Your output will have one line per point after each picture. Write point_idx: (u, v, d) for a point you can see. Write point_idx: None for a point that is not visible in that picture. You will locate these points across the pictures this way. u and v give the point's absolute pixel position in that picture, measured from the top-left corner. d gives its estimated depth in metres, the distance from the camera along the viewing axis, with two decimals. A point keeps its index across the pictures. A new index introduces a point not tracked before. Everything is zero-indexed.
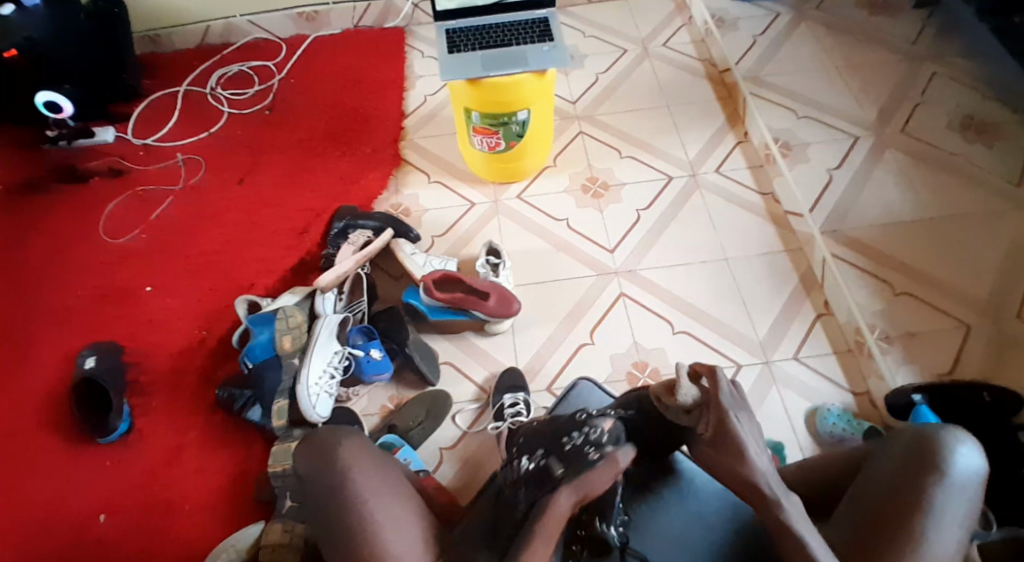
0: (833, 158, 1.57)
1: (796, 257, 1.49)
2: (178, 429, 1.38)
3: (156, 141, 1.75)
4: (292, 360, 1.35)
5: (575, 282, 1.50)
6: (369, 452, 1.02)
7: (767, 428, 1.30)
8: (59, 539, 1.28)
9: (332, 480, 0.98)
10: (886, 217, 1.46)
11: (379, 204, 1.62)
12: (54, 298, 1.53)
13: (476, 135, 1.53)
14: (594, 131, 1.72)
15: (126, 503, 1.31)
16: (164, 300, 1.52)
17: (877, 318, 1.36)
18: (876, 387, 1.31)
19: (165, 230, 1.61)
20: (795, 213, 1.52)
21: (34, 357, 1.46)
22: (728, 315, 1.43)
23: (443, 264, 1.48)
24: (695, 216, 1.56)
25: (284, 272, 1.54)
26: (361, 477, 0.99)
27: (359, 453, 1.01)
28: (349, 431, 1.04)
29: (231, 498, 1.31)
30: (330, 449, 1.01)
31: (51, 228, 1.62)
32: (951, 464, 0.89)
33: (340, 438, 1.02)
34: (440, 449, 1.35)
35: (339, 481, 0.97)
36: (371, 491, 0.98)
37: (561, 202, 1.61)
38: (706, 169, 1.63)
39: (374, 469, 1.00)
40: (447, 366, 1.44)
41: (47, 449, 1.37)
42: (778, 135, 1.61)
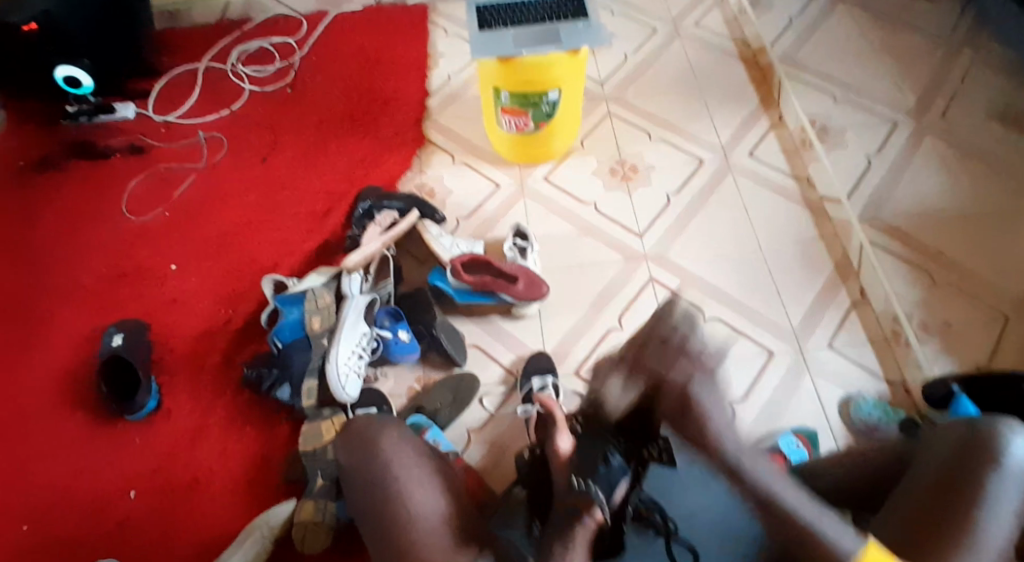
0: (871, 142, 1.56)
1: (831, 243, 1.48)
2: (204, 407, 1.38)
3: (176, 118, 1.73)
4: (321, 340, 1.36)
5: (603, 267, 1.48)
6: (407, 442, 1.05)
7: (800, 416, 1.31)
8: (87, 516, 1.28)
9: (371, 467, 1.01)
10: (920, 206, 1.46)
11: (404, 184, 1.60)
12: (76, 276, 1.52)
13: (505, 116, 1.51)
14: (623, 113, 1.69)
15: (154, 480, 1.31)
16: (189, 279, 1.51)
17: (916, 307, 1.36)
18: (912, 375, 1.32)
19: (188, 209, 1.60)
20: (832, 199, 1.51)
21: (60, 334, 1.46)
22: (761, 303, 1.42)
23: (470, 247, 1.47)
24: (726, 202, 1.55)
25: (308, 252, 1.52)
26: (398, 470, 1.00)
27: (398, 442, 1.04)
28: (386, 421, 1.07)
29: (259, 477, 1.31)
30: (371, 438, 1.04)
31: (73, 205, 1.61)
32: (1006, 453, 0.89)
33: (377, 429, 1.05)
34: (469, 431, 1.35)
35: (374, 475, 1.00)
36: (406, 476, 1.00)
37: (589, 185, 1.58)
38: (739, 153, 1.61)
39: (409, 462, 1.02)
40: (473, 349, 1.43)
41: (74, 427, 1.37)
42: (813, 117, 1.61)
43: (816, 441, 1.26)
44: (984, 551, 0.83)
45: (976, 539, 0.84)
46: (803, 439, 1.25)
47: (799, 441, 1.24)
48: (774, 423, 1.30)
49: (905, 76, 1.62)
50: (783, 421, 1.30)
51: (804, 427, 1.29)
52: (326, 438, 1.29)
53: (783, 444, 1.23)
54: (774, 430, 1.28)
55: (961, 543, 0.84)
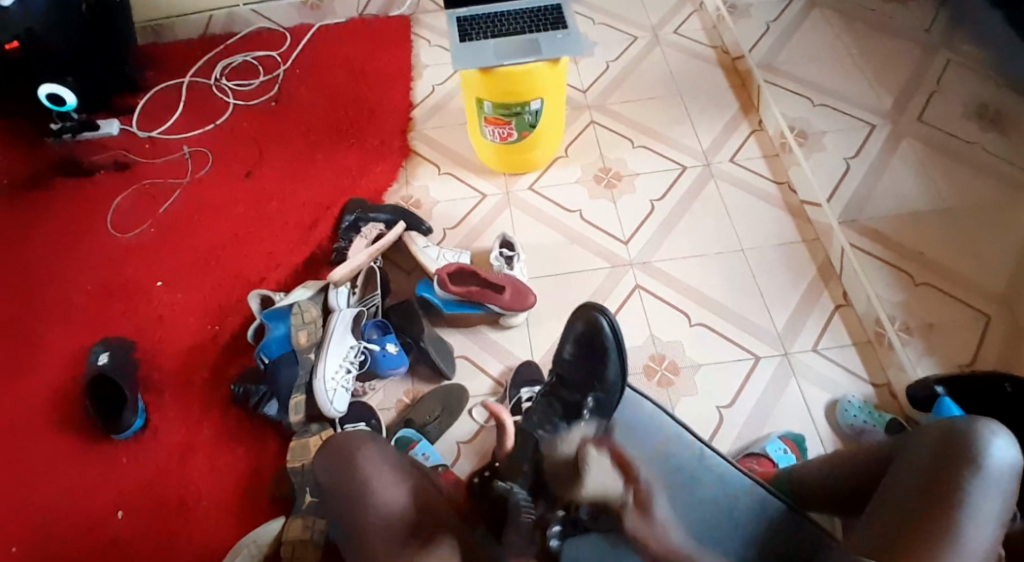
0: (849, 147, 1.56)
1: (813, 247, 1.52)
2: (193, 424, 1.37)
3: (161, 133, 1.72)
4: (308, 355, 1.37)
5: (589, 274, 1.49)
6: (385, 453, 1.04)
7: (788, 421, 1.32)
8: (76, 536, 1.27)
9: (351, 484, 1.00)
10: (900, 207, 1.45)
11: (389, 196, 1.60)
12: (59, 294, 1.51)
13: (488, 126, 1.51)
14: (606, 120, 1.70)
15: (143, 500, 1.30)
16: (174, 296, 1.50)
17: (897, 309, 1.38)
18: (895, 378, 1.35)
19: (172, 225, 1.59)
20: (813, 203, 1.54)
21: (45, 352, 1.45)
22: (746, 307, 1.44)
23: (457, 257, 1.47)
24: (710, 206, 1.56)
25: (295, 266, 1.52)
26: (374, 485, 1.00)
27: (376, 457, 1.03)
28: (364, 434, 1.05)
29: (249, 493, 1.31)
30: (348, 453, 1.03)
31: (55, 223, 1.59)
32: (985, 456, 0.90)
33: (356, 443, 1.04)
34: (457, 443, 1.35)
35: (355, 491, 0.99)
36: (387, 491, 1.00)
37: (574, 193, 1.59)
38: (722, 159, 1.63)
39: (387, 475, 1.01)
40: (462, 360, 1.43)
41: (61, 447, 1.35)
42: (794, 123, 1.63)
43: (804, 446, 1.28)
44: (967, 554, 0.85)
45: (959, 543, 0.85)
46: (790, 444, 1.27)
47: (787, 447, 1.26)
48: (759, 432, 1.31)
49: (883, 80, 1.55)
50: (767, 429, 1.31)
51: (791, 431, 1.30)
52: (313, 452, 1.29)
53: (770, 450, 1.25)
54: (762, 436, 1.30)
55: (943, 547, 0.85)
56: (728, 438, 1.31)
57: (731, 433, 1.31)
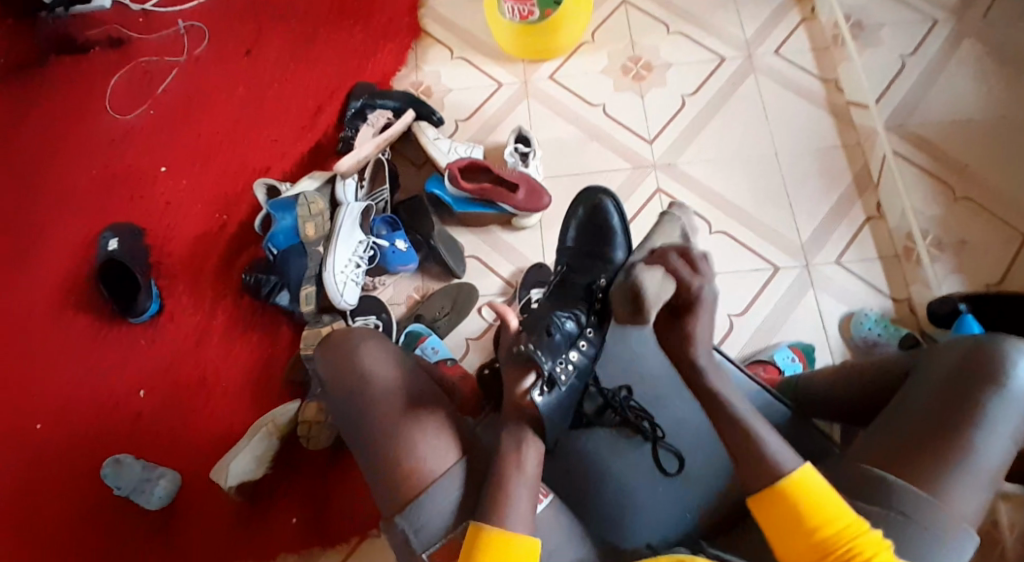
0: (906, 42, 1.42)
1: (853, 153, 1.40)
2: (205, 311, 1.39)
3: (154, 7, 1.61)
4: (317, 248, 1.34)
5: (609, 174, 1.41)
6: (385, 350, 1.02)
7: (799, 331, 1.30)
8: (99, 414, 1.33)
9: (348, 382, 0.98)
10: (953, 111, 1.34)
11: (399, 81, 1.51)
12: (68, 175, 1.49)
13: (507, 3, 1.38)
14: (639, 1, 1.54)
15: (160, 383, 1.35)
16: (181, 181, 1.47)
17: (931, 223, 1.30)
18: (918, 294, 1.29)
19: (175, 106, 1.53)
20: (859, 104, 1.41)
21: (57, 236, 1.45)
22: (771, 216, 1.37)
23: (469, 152, 1.39)
24: (744, 103, 1.44)
25: (302, 155, 1.46)
26: (372, 386, 0.97)
27: (377, 352, 1.01)
28: (364, 333, 1.04)
29: (263, 377, 1.34)
30: (349, 347, 1.01)
31: (58, 100, 1.54)
32: (1010, 374, 0.87)
33: (357, 339, 1.02)
34: (467, 339, 1.36)
35: (352, 386, 0.98)
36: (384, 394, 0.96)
37: (598, 84, 1.48)
38: (765, 50, 1.48)
39: (387, 376, 0.99)
40: (472, 261, 1.40)
41: (79, 331, 1.39)
42: (850, 12, 1.45)
43: (812, 356, 1.26)
44: (976, 472, 0.83)
45: (971, 460, 0.83)
46: (799, 352, 1.25)
47: (795, 355, 1.24)
48: (768, 340, 1.29)
49: None
50: (778, 336, 1.29)
51: (801, 341, 1.28)
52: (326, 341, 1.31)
53: (778, 358, 1.23)
54: (771, 345, 1.28)
55: (954, 462, 0.83)
56: (739, 342, 1.29)
57: (742, 346, 1.29)
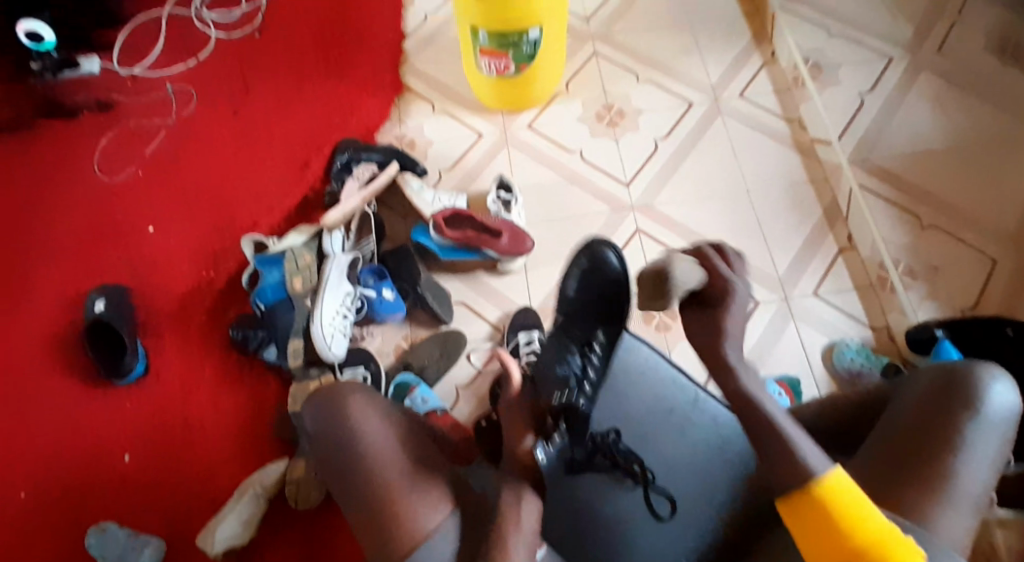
0: (865, 80, 1.50)
1: (821, 188, 1.46)
2: (193, 369, 1.38)
3: (143, 70, 1.65)
4: (304, 301, 1.35)
5: (589, 217, 1.45)
6: (373, 405, 1.03)
7: (783, 362, 1.32)
8: (85, 477, 1.31)
9: (340, 436, 0.98)
10: (913, 144, 1.41)
11: (383, 136, 1.54)
12: (52, 238, 1.49)
13: (484, 59, 1.44)
14: (610, 52, 1.61)
15: (148, 443, 1.33)
16: (167, 240, 1.48)
17: (902, 252, 1.36)
18: (896, 322, 1.33)
19: (160, 166, 1.55)
20: (822, 140, 1.47)
21: (41, 299, 1.44)
22: (749, 250, 1.41)
23: (452, 201, 1.43)
24: (715, 144, 1.50)
25: (288, 209, 1.49)
26: (366, 445, 0.97)
27: (367, 408, 1.02)
28: (353, 386, 1.04)
29: (252, 434, 1.33)
30: (339, 401, 1.01)
31: (42, 164, 1.55)
32: (984, 401, 0.90)
33: (347, 391, 1.03)
34: (457, 387, 1.37)
35: (344, 436, 0.98)
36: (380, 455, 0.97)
37: (575, 131, 1.53)
38: (730, 93, 1.55)
39: (379, 433, 0.99)
40: (459, 306, 1.42)
41: (65, 394, 1.37)
42: (808, 56, 1.53)
43: (798, 390, 1.27)
44: (958, 498, 0.86)
45: (951, 487, 0.86)
46: (786, 387, 1.26)
47: (782, 391, 1.25)
48: None
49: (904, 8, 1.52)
50: (762, 371, 1.31)
51: (787, 374, 1.30)
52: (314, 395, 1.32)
53: (763, 391, 1.25)
54: (756, 379, 1.30)
55: (937, 489, 0.85)
56: (724, 378, 1.31)
57: None
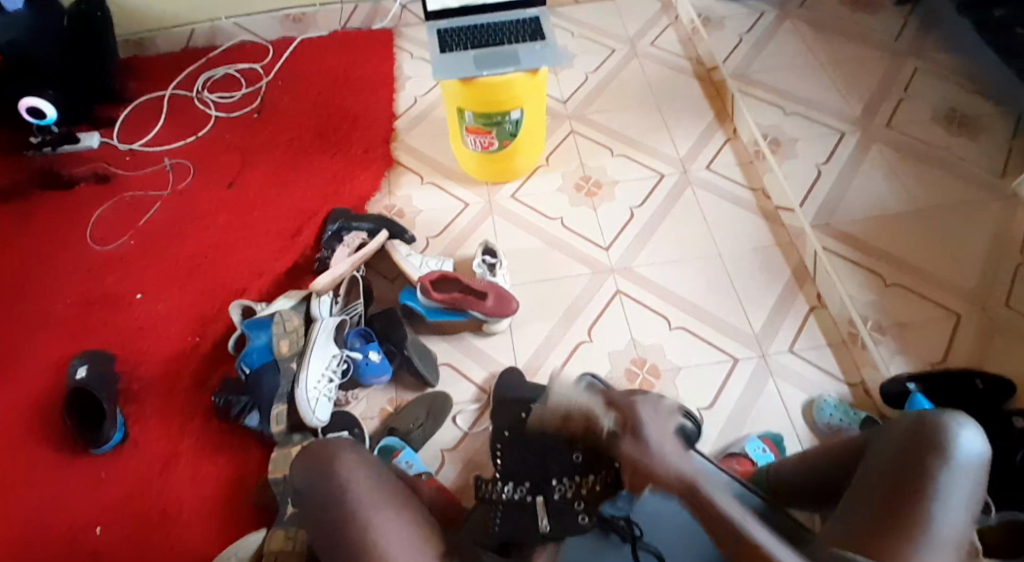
0: (821, 154, 1.61)
1: (788, 251, 1.52)
2: (173, 436, 1.36)
3: (142, 145, 1.71)
4: (290, 364, 1.36)
5: (572, 280, 1.50)
6: (363, 462, 1.00)
7: (766, 420, 1.34)
8: (53, 550, 1.25)
9: (329, 494, 0.96)
10: (875, 209, 1.51)
11: (372, 205, 1.61)
12: (38, 306, 1.50)
13: (469, 136, 1.53)
14: (587, 130, 1.72)
15: (121, 514, 1.29)
16: (156, 306, 1.50)
17: (869, 309, 1.40)
18: (870, 377, 1.35)
19: (152, 236, 1.58)
20: (785, 209, 1.55)
21: (22, 364, 1.43)
22: (724, 309, 1.46)
23: (440, 265, 1.47)
24: (688, 212, 1.59)
25: (277, 275, 1.52)
26: (357, 499, 0.95)
27: (357, 465, 0.99)
28: (343, 443, 1.02)
29: (229, 505, 1.29)
30: (327, 460, 0.99)
31: (34, 235, 1.58)
32: (954, 447, 0.92)
33: (336, 448, 1.00)
34: (442, 450, 1.36)
35: (334, 498, 0.95)
36: (371, 507, 0.95)
37: (555, 201, 1.61)
38: (698, 166, 1.66)
39: (370, 488, 0.97)
40: (446, 367, 1.44)
41: (38, 461, 1.34)
42: (765, 132, 1.65)
43: (782, 445, 1.29)
44: (938, 543, 0.87)
45: (930, 533, 0.87)
46: (769, 443, 1.28)
47: (765, 445, 1.28)
48: (738, 432, 1.33)
49: (854, 91, 1.67)
50: (747, 429, 1.33)
51: (770, 430, 1.32)
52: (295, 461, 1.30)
53: (749, 449, 1.27)
54: (741, 437, 1.31)
55: (917, 534, 0.87)
56: (709, 438, 1.32)
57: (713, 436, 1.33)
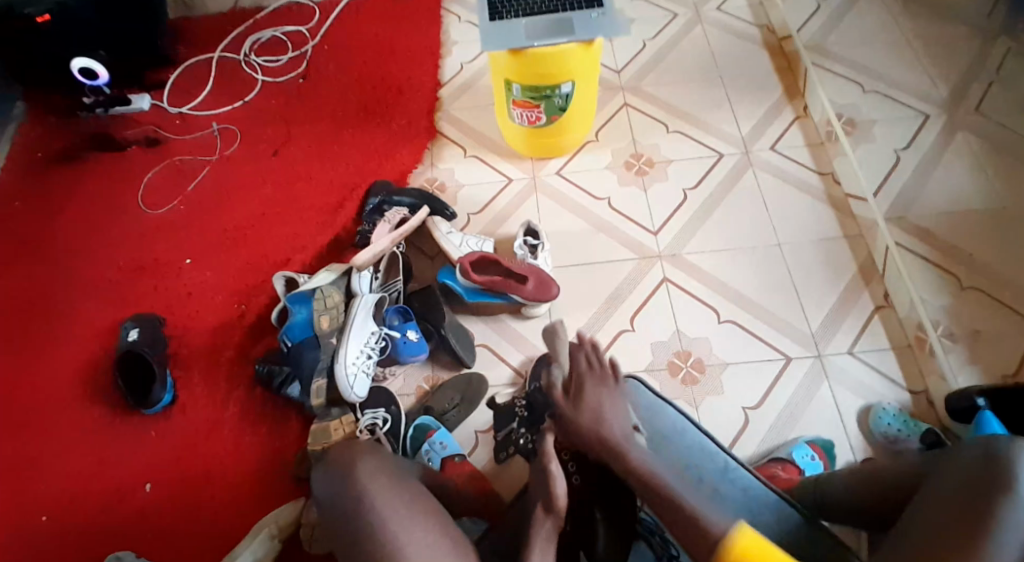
0: (900, 138, 1.47)
1: (856, 245, 1.44)
2: (217, 403, 1.39)
3: (192, 110, 1.72)
4: (330, 339, 1.35)
5: (616, 265, 1.45)
6: (382, 469, 1.00)
7: (816, 426, 1.28)
8: (106, 505, 1.31)
9: (349, 501, 0.95)
10: (951, 205, 1.37)
11: (415, 178, 1.58)
12: (94, 269, 1.54)
13: (516, 109, 1.47)
14: (640, 103, 1.63)
15: (170, 474, 1.34)
16: (203, 273, 1.52)
17: (942, 314, 1.31)
18: (935, 387, 1.28)
19: (202, 202, 1.60)
20: (857, 196, 1.46)
21: (76, 327, 1.48)
22: (777, 302, 1.39)
23: (480, 245, 1.44)
24: (745, 197, 1.50)
25: (319, 247, 1.52)
26: (379, 507, 0.94)
27: (375, 473, 0.98)
28: (363, 451, 1.02)
29: (271, 473, 1.33)
30: (349, 465, 0.99)
31: (89, 196, 1.62)
32: (1019, 482, 0.85)
33: (355, 456, 1.00)
34: (476, 432, 1.35)
35: (354, 503, 0.95)
36: (392, 514, 0.93)
37: (603, 179, 1.54)
38: (761, 147, 1.56)
39: (391, 495, 0.96)
40: (482, 349, 1.42)
41: (90, 421, 1.39)
42: (841, 111, 1.54)
43: (833, 454, 1.24)
44: None
45: None
46: (819, 450, 1.23)
47: (814, 453, 1.22)
48: (784, 436, 1.27)
49: (944, 64, 1.45)
50: (795, 432, 1.27)
51: (822, 437, 1.26)
52: (335, 437, 1.30)
53: (796, 456, 1.22)
54: (786, 442, 1.26)
55: None
56: (750, 443, 1.27)
57: (756, 439, 1.28)
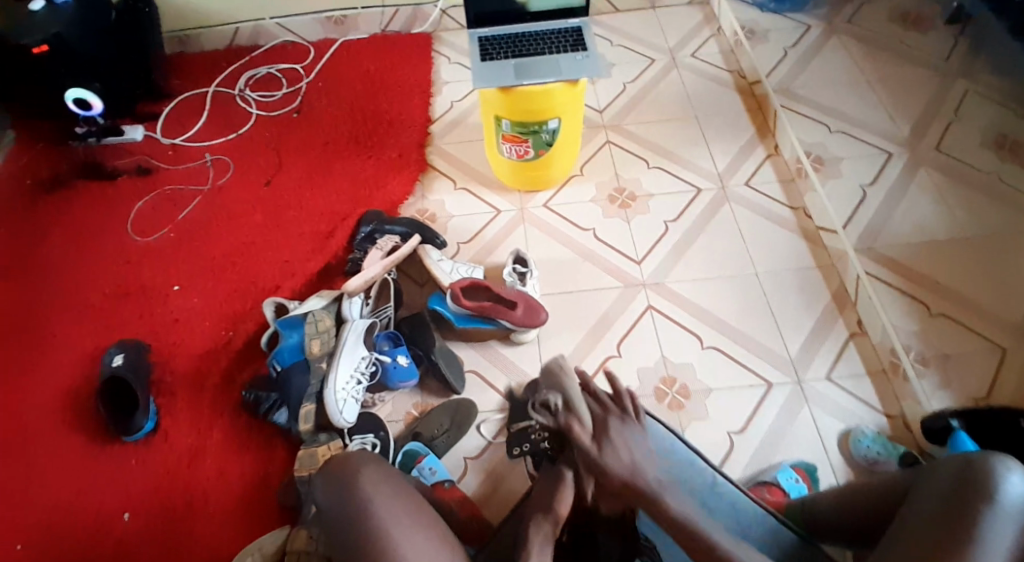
0: (867, 174, 1.53)
1: (828, 273, 1.52)
2: (202, 429, 1.38)
3: (184, 141, 1.74)
4: (320, 364, 1.35)
5: (600, 292, 1.49)
6: (383, 476, 1.00)
7: (798, 451, 1.31)
8: (83, 534, 1.28)
9: (353, 507, 0.96)
10: (917, 234, 1.40)
11: (405, 209, 1.61)
12: (78, 295, 1.53)
13: (505, 144, 1.52)
14: (622, 141, 1.71)
15: (149, 504, 1.31)
16: (190, 300, 1.52)
17: (913, 339, 1.36)
18: (910, 409, 1.33)
19: (190, 230, 1.61)
20: (829, 229, 1.54)
21: (58, 351, 1.46)
22: (754, 326, 1.44)
23: (470, 272, 1.47)
24: (723, 229, 1.57)
25: (309, 275, 1.53)
26: (382, 512, 0.95)
27: (378, 481, 0.99)
28: (364, 457, 1.02)
29: (255, 501, 1.30)
30: (351, 474, 0.99)
31: (76, 222, 1.62)
32: (999, 490, 0.88)
33: (359, 463, 1.01)
34: (465, 459, 1.35)
35: (358, 508, 0.95)
36: (393, 518, 0.94)
37: (588, 212, 1.60)
38: (736, 181, 1.65)
39: (394, 502, 0.96)
40: (471, 374, 1.43)
41: (69, 446, 1.36)
42: (810, 149, 1.63)
43: (815, 476, 1.27)
44: None
45: None
46: (802, 473, 1.26)
47: (798, 476, 1.25)
48: (770, 459, 1.30)
49: (901, 105, 1.47)
50: (779, 456, 1.31)
51: (803, 460, 1.30)
52: (321, 462, 1.28)
53: (781, 479, 1.25)
54: (773, 465, 1.29)
55: None
56: (737, 466, 1.30)
57: (742, 462, 1.30)
